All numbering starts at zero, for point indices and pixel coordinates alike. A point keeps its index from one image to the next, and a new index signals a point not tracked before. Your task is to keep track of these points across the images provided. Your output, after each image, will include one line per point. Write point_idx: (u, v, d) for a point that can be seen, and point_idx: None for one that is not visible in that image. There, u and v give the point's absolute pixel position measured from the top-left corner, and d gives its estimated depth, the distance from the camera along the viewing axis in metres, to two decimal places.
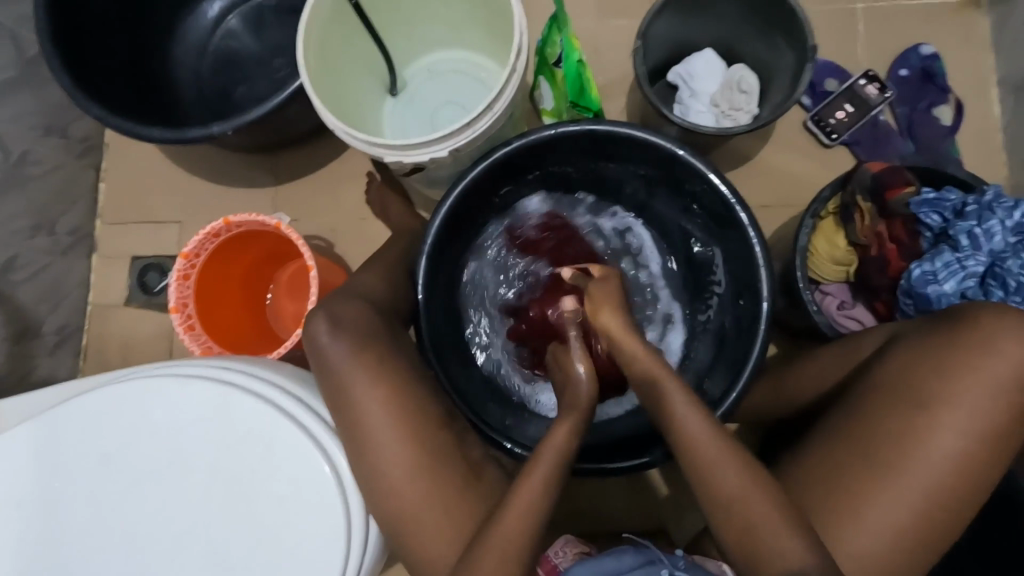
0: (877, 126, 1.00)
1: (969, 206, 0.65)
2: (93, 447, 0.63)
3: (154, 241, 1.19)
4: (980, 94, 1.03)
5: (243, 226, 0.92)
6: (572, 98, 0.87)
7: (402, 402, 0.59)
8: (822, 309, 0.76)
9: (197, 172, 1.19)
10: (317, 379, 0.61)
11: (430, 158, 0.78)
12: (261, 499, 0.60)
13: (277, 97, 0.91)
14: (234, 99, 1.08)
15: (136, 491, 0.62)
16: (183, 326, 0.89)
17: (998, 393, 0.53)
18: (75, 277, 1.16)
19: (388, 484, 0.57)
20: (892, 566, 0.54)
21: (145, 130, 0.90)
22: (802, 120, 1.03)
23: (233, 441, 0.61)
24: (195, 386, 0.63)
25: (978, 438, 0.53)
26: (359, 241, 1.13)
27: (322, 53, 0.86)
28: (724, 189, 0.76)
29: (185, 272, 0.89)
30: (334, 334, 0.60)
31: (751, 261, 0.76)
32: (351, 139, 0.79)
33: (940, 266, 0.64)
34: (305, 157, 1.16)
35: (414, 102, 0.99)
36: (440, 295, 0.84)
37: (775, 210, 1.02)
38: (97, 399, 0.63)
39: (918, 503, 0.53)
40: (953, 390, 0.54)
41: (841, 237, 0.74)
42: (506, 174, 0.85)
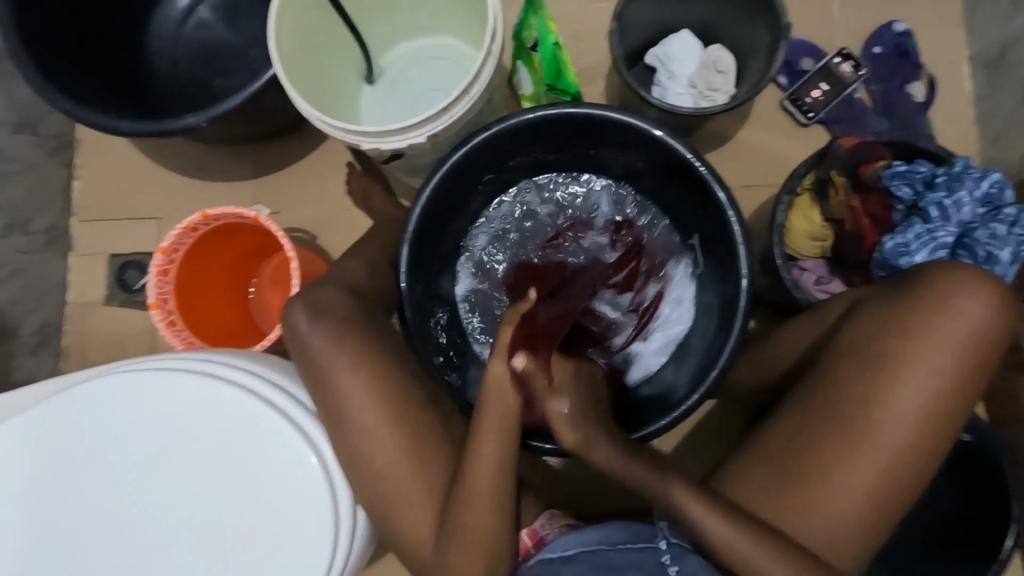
0: (853, 104, 1.01)
1: (938, 177, 0.67)
2: (74, 443, 0.62)
3: (132, 237, 1.17)
4: (953, 71, 1.04)
5: (221, 219, 0.92)
6: (550, 82, 0.88)
7: (386, 387, 0.59)
8: (800, 285, 0.76)
9: (174, 166, 1.17)
10: (297, 365, 0.61)
11: (408, 145, 0.77)
12: (247, 487, 0.60)
13: (251, 87, 0.90)
14: (208, 90, 1.06)
15: (120, 484, 0.62)
16: (164, 322, 0.88)
17: (960, 351, 0.55)
18: (51, 276, 1.14)
19: (373, 464, 0.58)
20: (862, 523, 0.55)
21: (117, 124, 0.88)
22: (780, 100, 1.04)
23: (216, 432, 0.61)
24: (176, 380, 0.62)
25: (942, 395, 0.55)
26: (341, 232, 1.13)
27: (295, 40, 0.84)
28: (701, 167, 0.77)
29: (164, 268, 0.89)
30: (312, 320, 0.60)
31: (730, 239, 0.77)
32: (327, 127, 0.78)
33: (911, 237, 0.65)
34: (284, 149, 1.15)
35: (393, 89, 0.98)
36: (424, 281, 0.84)
37: (755, 189, 1.03)
38: (76, 395, 0.62)
39: (885, 461, 0.55)
40: (917, 352, 0.55)
41: (817, 213, 0.74)
42: (485, 160, 0.85)
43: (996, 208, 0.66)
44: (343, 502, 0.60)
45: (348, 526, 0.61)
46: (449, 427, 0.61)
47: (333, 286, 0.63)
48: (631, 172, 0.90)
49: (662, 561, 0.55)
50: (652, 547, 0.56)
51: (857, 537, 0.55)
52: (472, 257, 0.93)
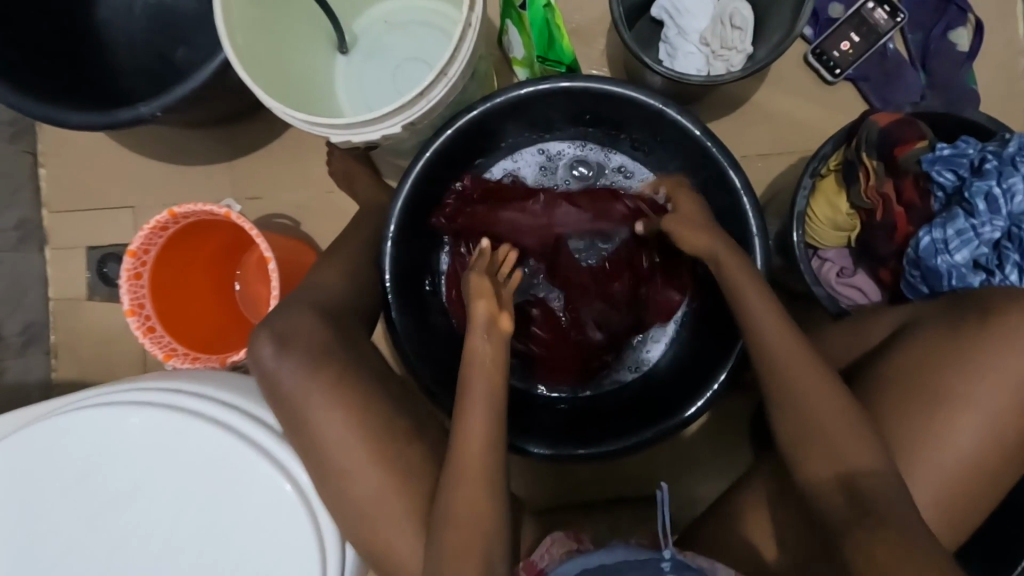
0: (886, 57, 0.90)
1: (987, 161, 0.58)
2: (49, 482, 0.59)
3: (108, 228, 1.11)
4: (1004, 11, 0.91)
5: (191, 216, 0.85)
6: (541, 53, 0.78)
7: (371, 426, 0.54)
8: (821, 278, 0.70)
9: (144, 150, 1.09)
10: (272, 406, 0.55)
11: (383, 136, 0.68)
12: (232, 526, 0.57)
13: (209, 65, 0.81)
14: (169, 65, 0.96)
15: (102, 527, 0.58)
16: (142, 329, 0.83)
17: (1012, 388, 0.52)
18: (29, 273, 1.09)
19: (369, 515, 0.54)
20: None
21: (65, 115, 0.80)
22: (804, 54, 0.93)
23: (193, 469, 0.57)
24: (144, 413, 0.58)
25: (991, 433, 0.52)
26: (326, 217, 1.05)
27: (253, 12, 0.74)
28: (710, 146, 0.69)
29: (136, 271, 0.83)
30: (281, 355, 0.54)
31: (744, 229, 0.70)
32: (291, 119, 0.69)
33: (952, 234, 0.57)
34: (259, 126, 1.06)
35: (368, 60, 0.88)
36: (410, 283, 0.77)
37: (774, 157, 0.93)
38: (47, 432, 0.58)
39: (923, 502, 0.53)
40: (967, 393, 0.52)
41: (843, 200, 0.66)
42: (474, 143, 0.77)
43: None
44: (331, 542, 0.57)
45: (336, 566, 0.57)
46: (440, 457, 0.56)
47: (306, 306, 0.58)
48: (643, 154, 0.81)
49: (662, 566, 0.55)
50: (655, 556, 0.56)
51: None
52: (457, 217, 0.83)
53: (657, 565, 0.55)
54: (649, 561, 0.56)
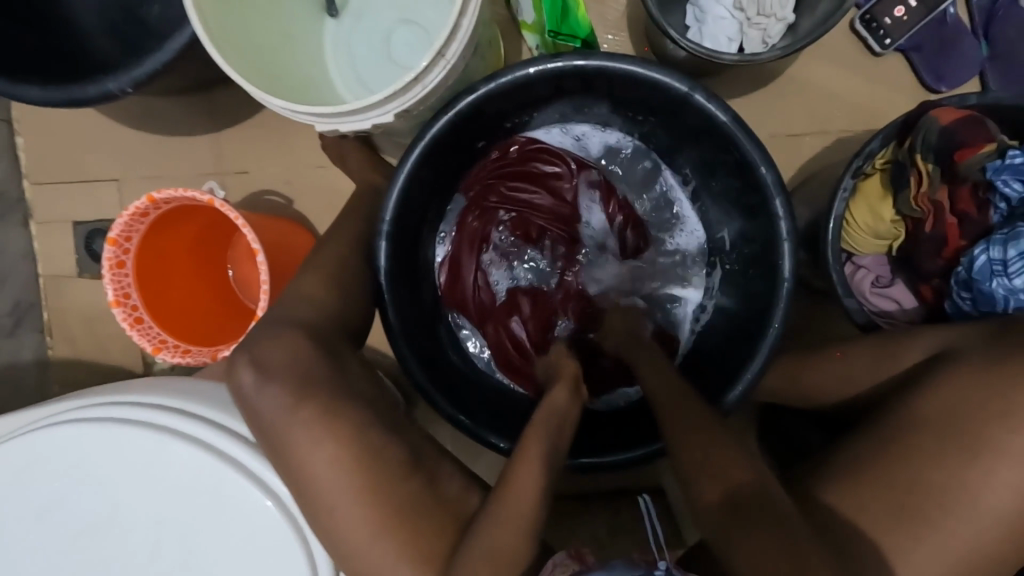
0: (945, 24, 0.79)
1: None
2: (10, 511, 0.54)
3: (92, 202, 1.05)
4: None
5: (172, 201, 0.79)
6: (551, 28, 0.67)
7: (361, 458, 0.50)
8: (853, 287, 0.64)
9: (124, 118, 1.02)
10: (253, 430, 0.52)
11: (374, 125, 0.61)
12: (219, 553, 0.54)
13: (180, 33, 0.72)
14: (142, 27, 0.87)
15: (68, 562, 0.54)
16: (129, 320, 0.79)
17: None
18: (14, 249, 1.05)
19: (357, 551, 0.50)
20: None
21: (26, 91, 0.72)
22: (850, 20, 0.82)
23: (175, 492, 0.54)
24: (121, 433, 0.54)
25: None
26: (319, 195, 0.99)
27: None
28: (742, 139, 0.61)
29: (119, 259, 0.79)
30: (261, 383, 0.49)
31: (771, 230, 0.64)
32: (270, 104, 0.61)
33: (1014, 255, 0.51)
34: (245, 94, 0.98)
35: (360, 24, 0.79)
36: (407, 283, 0.72)
37: (807, 139, 0.85)
38: (10, 455, 0.54)
39: (959, 562, 0.47)
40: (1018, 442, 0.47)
41: (888, 206, 0.59)
42: (473, 127, 0.69)
43: None
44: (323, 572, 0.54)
45: None
46: (433, 485, 0.53)
47: (288, 323, 0.53)
48: (663, 137, 0.74)
49: None
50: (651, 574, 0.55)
51: None
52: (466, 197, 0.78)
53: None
54: None
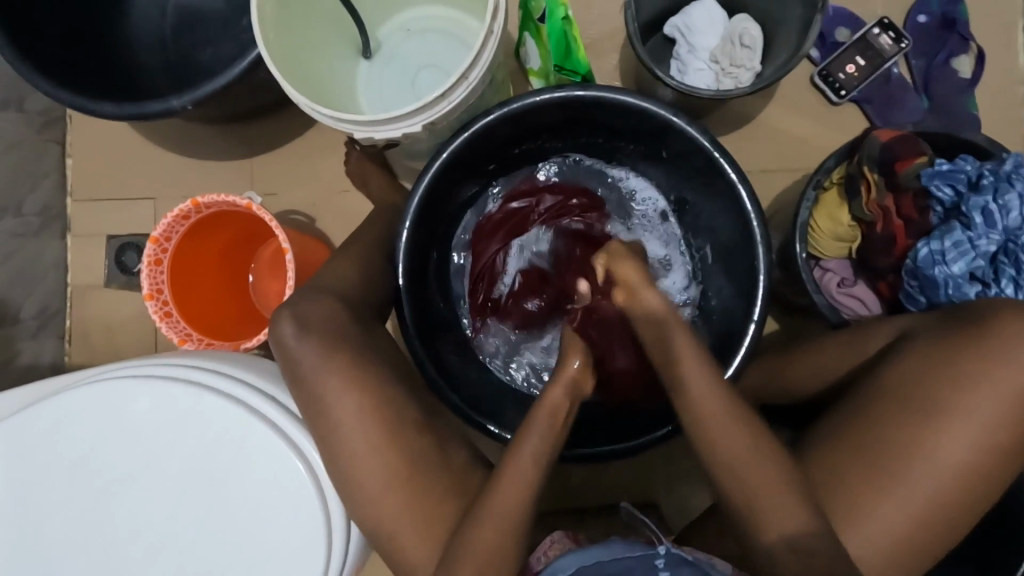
0: (890, 81, 0.93)
1: (984, 177, 0.60)
2: (61, 454, 0.60)
3: (128, 218, 1.13)
4: (1005, 42, 0.94)
5: (213, 207, 0.88)
6: (558, 61, 0.82)
7: (379, 407, 0.55)
8: (822, 288, 0.72)
9: (167, 144, 1.12)
10: (287, 382, 0.57)
11: (402, 134, 0.71)
12: (241, 502, 0.58)
13: (239, 64, 0.84)
14: (199, 64, 0.99)
15: (110, 501, 0.59)
16: (159, 314, 0.85)
17: (1013, 397, 0.53)
18: (48, 259, 1.11)
19: (371, 498, 0.54)
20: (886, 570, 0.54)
21: (98, 105, 0.83)
22: (810, 76, 0.96)
23: (206, 443, 0.59)
24: (162, 389, 0.59)
25: (989, 440, 0.53)
26: (341, 216, 1.08)
27: (281, 10, 0.77)
28: (718, 157, 0.71)
29: (157, 257, 0.86)
30: (299, 335, 0.56)
31: (747, 235, 0.72)
32: (316, 114, 0.72)
33: (949, 245, 0.60)
34: (281, 126, 1.09)
35: (390, 65, 0.91)
36: (421, 278, 0.79)
37: (778, 174, 0.96)
38: (62, 405, 0.59)
39: (921, 510, 0.53)
40: (967, 401, 0.53)
41: (845, 213, 0.68)
42: (486, 148, 0.78)
43: None
44: (336, 518, 0.59)
45: (341, 541, 0.59)
46: (445, 444, 0.58)
47: (323, 292, 0.60)
48: (654, 164, 0.84)
49: (656, 563, 0.56)
50: (648, 552, 0.57)
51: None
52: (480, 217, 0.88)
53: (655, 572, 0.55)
54: (644, 558, 0.57)
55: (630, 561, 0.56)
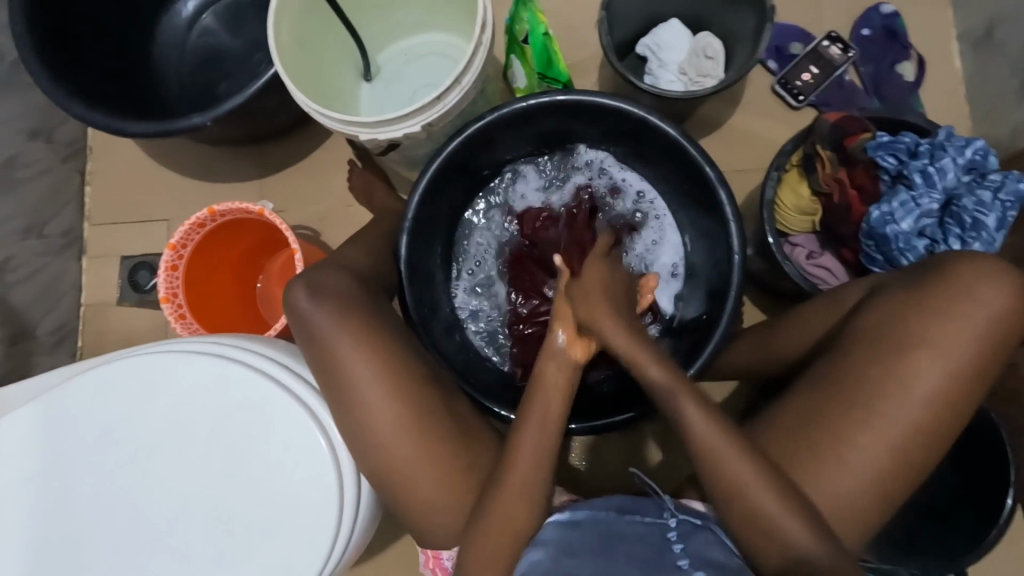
0: (844, 86, 1.03)
1: (921, 146, 0.69)
2: (90, 424, 0.64)
3: (143, 239, 1.18)
4: (943, 49, 1.05)
5: (228, 215, 0.93)
6: (541, 71, 0.90)
7: (390, 366, 0.60)
8: (792, 260, 0.79)
9: (182, 169, 1.19)
10: (305, 348, 0.62)
11: (403, 135, 0.79)
12: (259, 464, 0.62)
13: (254, 85, 0.93)
14: (215, 93, 1.08)
15: (136, 467, 0.63)
16: (175, 315, 0.90)
17: (974, 331, 0.58)
18: (66, 279, 1.15)
19: (391, 452, 0.59)
20: (867, 498, 0.59)
21: (126, 125, 0.91)
22: (771, 84, 1.06)
23: (227, 411, 0.63)
24: (184, 362, 0.64)
25: (955, 370, 0.58)
26: (346, 228, 1.15)
27: (294, 33, 0.86)
28: (691, 150, 0.78)
29: (174, 263, 0.91)
30: (311, 300, 0.61)
31: (721, 216, 0.78)
32: (326, 120, 0.80)
33: (897, 206, 0.67)
34: (289, 148, 1.17)
35: (389, 86, 1.00)
36: (423, 270, 0.85)
37: (749, 173, 1.04)
38: (91, 379, 0.64)
39: (896, 437, 0.58)
40: (932, 337, 0.59)
41: (804, 187, 0.76)
42: (481, 151, 0.86)
43: (980, 174, 0.69)
44: (348, 476, 0.62)
45: (354, 496, 0.62)
46: (448, 400, 0.62)
47: (337, 269, 0.65)
48: (640, 165, 0.90)
49: (669, 535, 0.58)
50: (661, 524, 0.59)
51: (860, 510, 0.59)
52: (486, 209, 0.95)
53: (667, 543, 0.57)
54: (656, 529, 0.58)
55: (642, 530, 0.58)
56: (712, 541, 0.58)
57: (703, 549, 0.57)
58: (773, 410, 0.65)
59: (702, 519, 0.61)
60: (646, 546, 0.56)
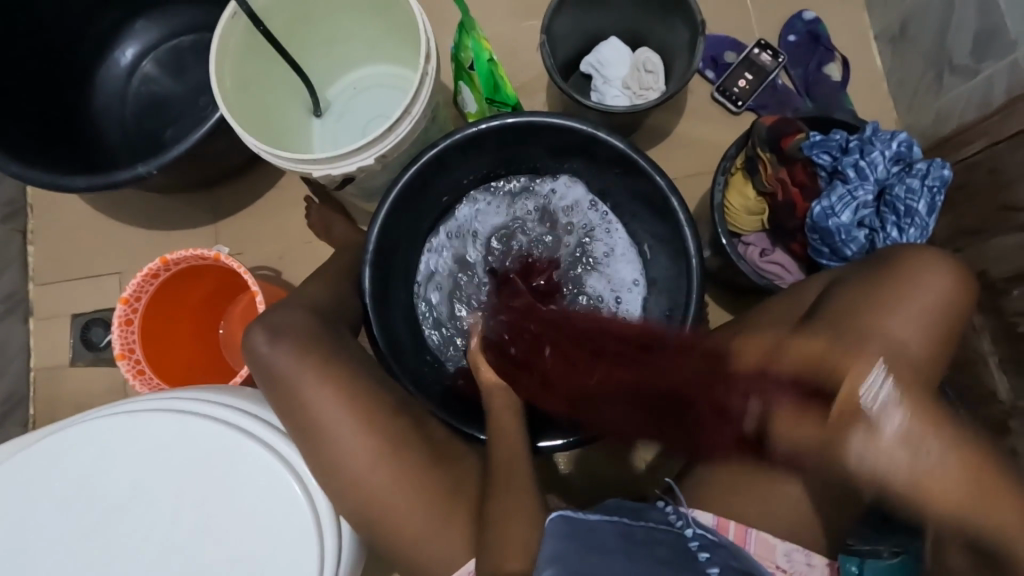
0: (777, 89, 1.08)
1: (852, 142, 0.73)
2: (44, 496, 0.60)
3: (95, 294, 1.14)
4: (863, 49, 1.12)
5: (182, 263, 0.91)
6: (489, 96, 0.92)
7: (362, 403, 0.59)
8: (747, 259, 0.82)
9: (131, 219, 1.16)
10: (273, 396, 0.60)
11: (358, 168, 0.79)
12: (233, 519, 0.60)
13: (200, 130, 0.91)
14: (161, 141, 1.06)
15: (98, 535, 0.60)
16: (132, 372, 0.87)
17: (921, 315, 0.62)
18: (13, 344, 1.09)
19: (371, 493, 0.57)
20: (840, 485, 0.61)
21: (67, 180, 0.88)
22: (710, 93, 1.10)
23: (194, 467, 0.60)
24: (144, 421, 0.61)
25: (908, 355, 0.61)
26: (308, 265, 1.13)
27: (238, 76, 0.86)
28: (640, 161, 0.80)
29: (128, 317, 0.88)
30: (273, 344, 0.60)
31: (674, 222, 0.80)
32: (278, 160, 0.79)
33: (835, 200, 0.72)
34: (242, 189, 1.15)
35: (340, 120, 1.00)
36: (390, 303, 0.85)
37: (698, 178, 1.08)
38: (43, 448, 0.61)
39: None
40: (885, 324, 0.62)
41: (750, 188, 0.79)
42: (438, 177, 0.86)
43: (908, 164, 0.73)
44: (326, 519, 0.60)
45: (334, 541, 0.61)
46: (424, 432, 0.62)
47: (299, 310, 0.64)
48: (595, 181, 0.92)
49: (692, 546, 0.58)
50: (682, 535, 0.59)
51: (835, 498, 0.61)
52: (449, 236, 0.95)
53: (690, 552, 0.57)
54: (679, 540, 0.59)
55: (665, 538, 0.59)
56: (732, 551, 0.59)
57: (727, 559, 0.57)
58: (744, 408, 0.67)
59: (720, 532, 0.60)
60: (671, 553, 0.57)
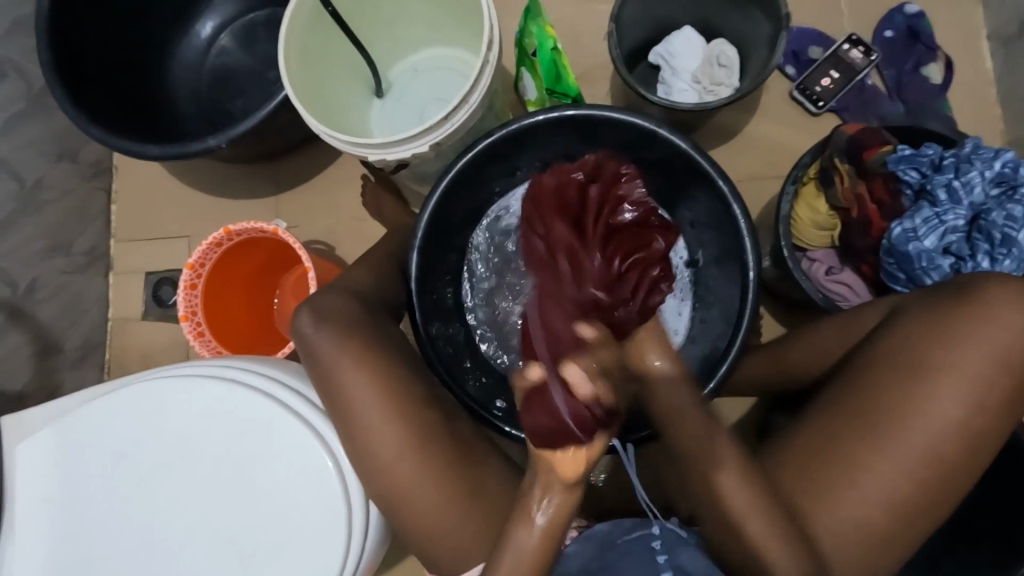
0: (864, 90, 0.99)
1: (946, 159, 0.67)
2: (107, 443, 0.66)
3: (165, 255, 1.21)
4: (971, 48, 1.01)
5: (243, 234, 0.95)
6: (549, 86, 0.89)
7: (395, 393, 0.60)
8: (811, 277, 0.77)
9: (201, 185, 1.22)
10: (311, 374, 0.63)
11: (412, 154, 0.79)
12: (268, 486, 0.63)
13: (265, 107, 0.94)
14: (231, 112, 1.10)
15: (150, 485, 0.65)
16: (193, 333, 0.92)
17: (1002, 357, 0.56)
18: (92, 294, 1.19)
19: (394, 480, 0.59)
20: (885, 530, 0.57)
21: (145, 148, 0.93)
22: (789, 90, 1.02)
23: (237, 433, 0.64)
24: (198, 385, 0.65)
25: (980, 401, 0.56)
26: (359, 243, 1.16)
27: (303, 55, 0.88)
28: (704, 163, 0.75)
29: (192, 281, 0.93)
30: (317, 325, 0.62)
31: (736, 232, 0.75)
32: (335, 142, 0.81)
33: (920, 222, 0.66)
34: (303, 163, 1.18)
35: (400, 102, 1.01)
36: (434, 289, 0.85)
37: (764, 181, 1.02)
38: (109, 400, 0.66)
39: (913, 468, 0.56)
40: (957, 362, 0.56)
41: (822, 203, 0.75)
42: (492, 165, 0.85)
43: (1010, 187, 0.66)
44: (354, 498, 0.62)
45: (360, 519, 0.63)
46: (453, 425, 0.62)
47: (344, 294, 0.66)
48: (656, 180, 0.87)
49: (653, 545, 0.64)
50: (647, 534, 0.66)
51: (876, 544, 0.57)
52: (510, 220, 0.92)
53: (653, 554, 0.63)
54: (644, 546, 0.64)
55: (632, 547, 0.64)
56: (692, 554, 0.63)
57: (686, 560, 0.62)
58: (785, 436, 0.63)
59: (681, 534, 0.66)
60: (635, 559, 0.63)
